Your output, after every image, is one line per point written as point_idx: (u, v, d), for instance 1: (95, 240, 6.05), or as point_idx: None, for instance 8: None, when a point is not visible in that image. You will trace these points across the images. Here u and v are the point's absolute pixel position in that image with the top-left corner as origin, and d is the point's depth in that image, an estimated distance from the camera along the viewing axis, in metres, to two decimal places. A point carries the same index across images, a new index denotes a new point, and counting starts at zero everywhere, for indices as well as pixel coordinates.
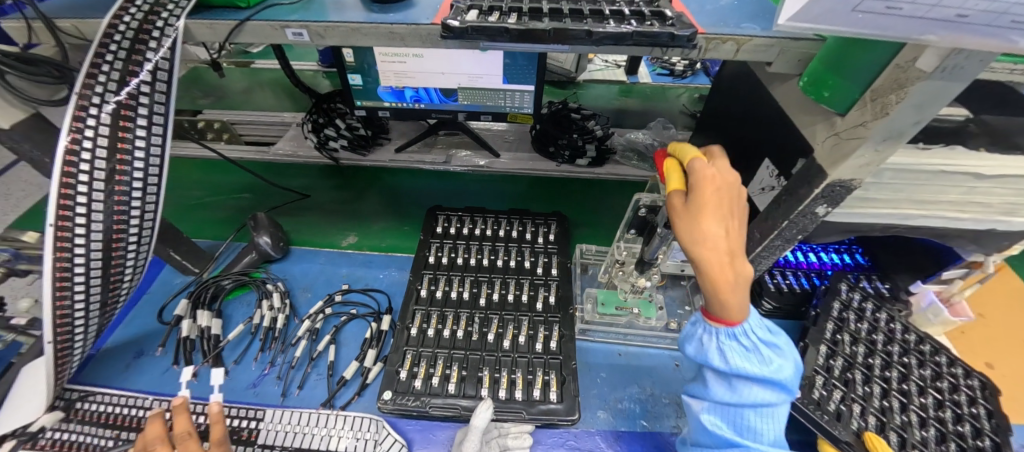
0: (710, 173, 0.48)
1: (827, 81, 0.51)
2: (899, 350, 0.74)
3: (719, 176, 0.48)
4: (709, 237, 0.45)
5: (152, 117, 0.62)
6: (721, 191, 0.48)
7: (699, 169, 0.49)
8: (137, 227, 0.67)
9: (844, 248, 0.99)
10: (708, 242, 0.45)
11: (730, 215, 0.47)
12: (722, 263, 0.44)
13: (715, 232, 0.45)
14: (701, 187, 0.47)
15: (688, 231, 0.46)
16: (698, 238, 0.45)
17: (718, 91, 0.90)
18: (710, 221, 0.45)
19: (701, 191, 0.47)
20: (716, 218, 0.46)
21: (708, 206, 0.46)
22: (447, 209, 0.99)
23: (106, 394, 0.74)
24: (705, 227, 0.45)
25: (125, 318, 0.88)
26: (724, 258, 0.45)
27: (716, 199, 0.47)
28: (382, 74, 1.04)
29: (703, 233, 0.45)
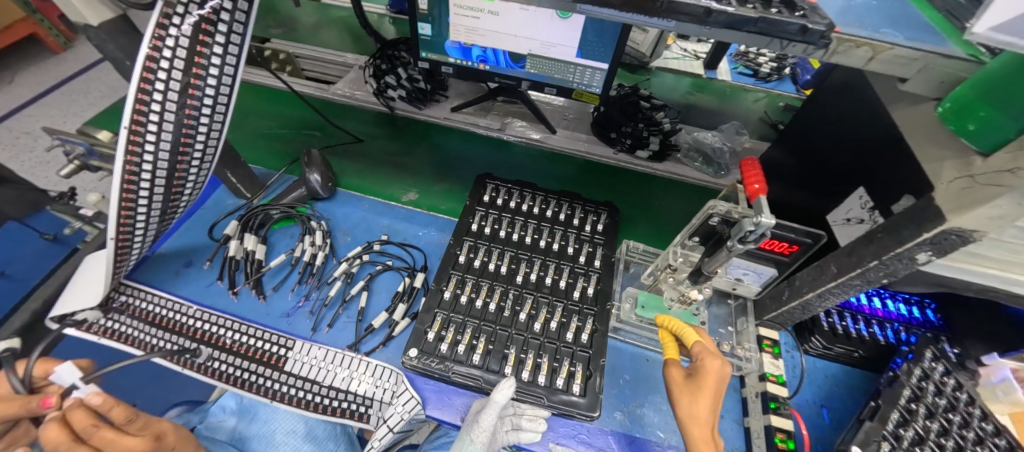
0: (715, 366, 0.61)
1: (977, 111, 0.43)
2: (963, 423, 0.67)
3: (720, 370, 0.61)
4: (699, 417, 0.57)
5: (230, 36, 0.61)
6: (718, 380, 0.61)
7: (706, 359, 0.62)
8: (202, 143, 0.68)
9: (914, 299, 0.89)
10: (698, 417, 0.58)
11: (718, 401, 0.60)
12: (706, 433, 0.57)
13: (705, 411, 0.58)
14: (705, 375, 0.60)
15: (688, 403, 0.59)
16: (695, 410, 0.58)
17: (811, 101, 0.80)
18: (703, 402, 0.58)
19: (703, 378, 0.60)
20: (709, 401, 0.59)
21: (705, 388, 0.59)
22: (497, 178, 0.96)
23: (155, 296, 0.78)
24: (701, 405, 0.58)
25: (179, 228, 0.92)
26: (708, 430, 0.57)
27: (713, 388, 0.60)
28: (453, 27, 1.00)
29: (697, 409, 0.58)
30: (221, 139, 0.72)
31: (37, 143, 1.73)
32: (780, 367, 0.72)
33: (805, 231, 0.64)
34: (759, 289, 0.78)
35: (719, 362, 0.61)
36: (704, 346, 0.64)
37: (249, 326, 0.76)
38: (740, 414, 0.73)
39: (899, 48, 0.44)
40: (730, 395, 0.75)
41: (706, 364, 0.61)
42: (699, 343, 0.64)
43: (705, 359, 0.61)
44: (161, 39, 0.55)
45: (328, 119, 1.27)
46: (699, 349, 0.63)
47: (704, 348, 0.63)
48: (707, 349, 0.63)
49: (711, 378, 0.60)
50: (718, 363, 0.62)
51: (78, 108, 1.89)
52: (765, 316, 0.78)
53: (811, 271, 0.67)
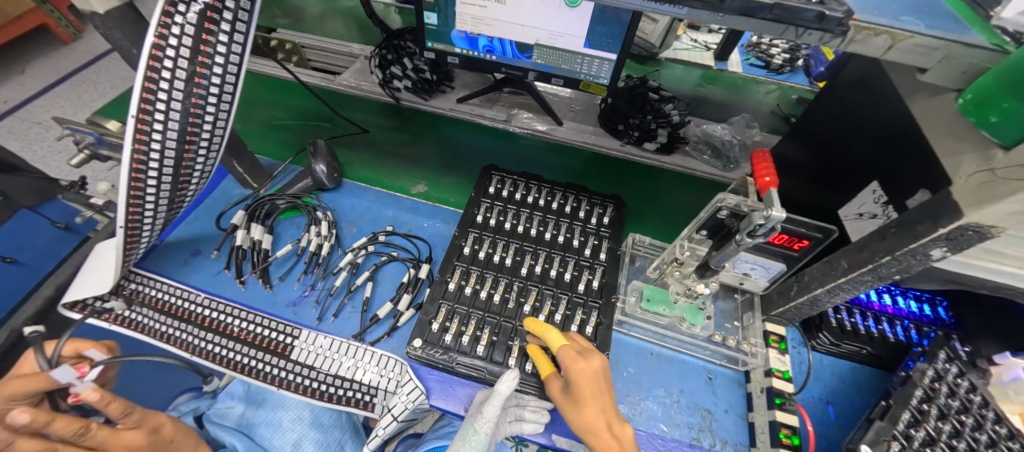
0: (583, 369, 0.61)
1: (999, 104, 0.42)
2: (973, 422, 0.66)
3: (588, 368, 0.61)
4: (593, 426, 0.58)
5: (236, 24, 0.61)
6: (594, 380, 0.61)
7: (575, 366, 0.61)
8: (209, 132, 0.68)
9: (925, 296, 0.87)
10: (592, 427, 0.58)
11: (605, 397, 0.60)
12: (607, 436, 0.58)
13: (595, 417, 0.58)
14: (579, 382, 0.60)
15: (574, 414, 0.60)
16: (586, 423, 0.59)
17: (824, 92, 0.78)
18: (588, 409, 0.59)
19: (578, 385, 0.60)
20: (593, 404, 0.59)
21: (584, 395, 0.60)
22: (503, 170, 0.96)
23: (164, 283, 0.79)
24: (586, 412, 0.59)
25: (188, 217, 0.93)
26: (608, 432, 0.58)
27: (590, 390, 0.60)
28: (459, 17, 0.99)
29: (588, 420, 0.59)
30: (227, 128, 0.72)
31: (48, 133, 1.75)
32: (786, 362, 0.71)
33: (815, 225, 0.63)
34: (767, 284, 0.78)
35: (584, 361, 0.62)
36: (566, 350, 0.63)
37: (256, 315, 0.76)
38: (744, 408, 0.73)
39: (919, 37, 0.43)
40: (735, 390, 0.75)
41: (574, 371, 0.61)
42: (562, 347, 0.64)
43: (572, 366, 0.61)
44: (167, 27, 0.54)
45: (334, 109, 1.27)
46: (564, 356, 0.63)
47: (568, 353, 0.63)
48: (573, 352, 0.63)
49: (585, 384, 0.60)
50: (585, 361, 0.62)
51: (88, 99, 1.90)
52: (772, 312, 0.78)
53: (820, 266, 0.66)
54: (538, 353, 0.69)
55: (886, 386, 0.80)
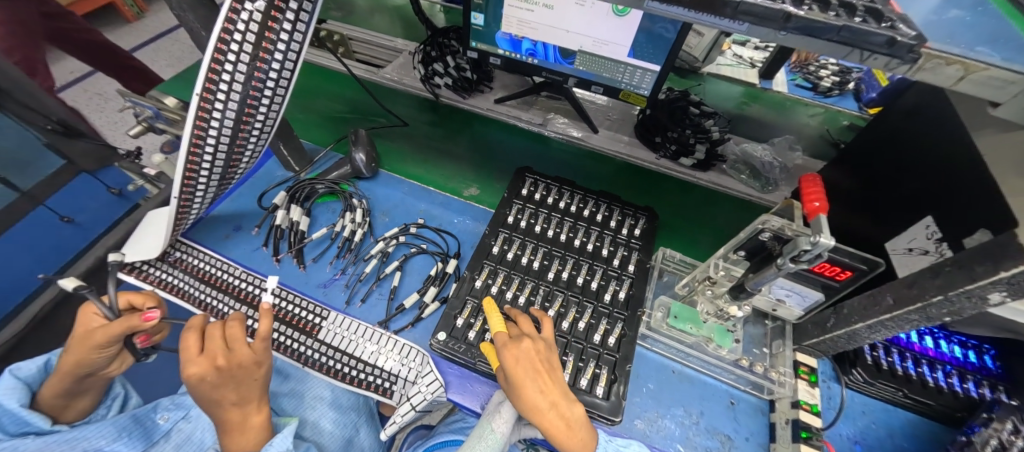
0: (515, 352, 0.62)
1: None
2: None
3: (519, 352, 0.62)
4: (535, 408, 0.59)
5: (299, 14, 0.63)
6: (529, 361, 0.62)
7: (506, 351, 0.62)
8: (263, 115, 0.71)
9: (971, 343, 0.82)
10: (534, 410, 0.59)
11: (543, 378, 0.61)
12: (550, 416, 0.59)
13: (535, 399, 0.59)
14: (512, 367, 0.61)
15: (518, 403, 0.60)
16: (528, 407, 0.59)
17: (881, 121, 0.75)
18: (526, 392, 0.60)
19: (513, 372, 0.61)
20: (532, 387, 0.60)
21: (522, 381, 0.60)
22: (537, 173, 0.96)
23: (206, 255, 0.83)
24: (527, 397, 0.59)
25: (233, 193, 0.97)
26: (551, 413, 0.59)
27: (524, 370, 0.61)
28: (506, 19, 1.00)
29: (530, 404, 0.59)
30: (279, 113, 0.75)
31: (108, 104, 1.87)
32: (816, 396, 0.69)
33: (861, 256, 0.61)
34: (801, 313, 0.75)
35: (518, 346, 0.63)
36: (501, 336, 0.64)
37: (289, 292, 0.79)
38: (766, 438, 0.71)
39: (995, 70, 0.41)
40: (758, 419, 0.73)
41: (505, 356, 0.62)
42: (499, 333, 0.65)
43: (502, 355, 0.62)
44: (237, 13, 0.57)
45: (376, 100, 1.31)
46: (498, 343, 0.64)
47: (501, 337, 0.65)
48: (507, 337, 0.65)
49: (516, 368, 0.61)
50: (518, 346, 0.63)
51: None
52: (804, 342, 0.75)
53: (863, 300, 0.63)
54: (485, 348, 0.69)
55: (921, 434, 0.76)
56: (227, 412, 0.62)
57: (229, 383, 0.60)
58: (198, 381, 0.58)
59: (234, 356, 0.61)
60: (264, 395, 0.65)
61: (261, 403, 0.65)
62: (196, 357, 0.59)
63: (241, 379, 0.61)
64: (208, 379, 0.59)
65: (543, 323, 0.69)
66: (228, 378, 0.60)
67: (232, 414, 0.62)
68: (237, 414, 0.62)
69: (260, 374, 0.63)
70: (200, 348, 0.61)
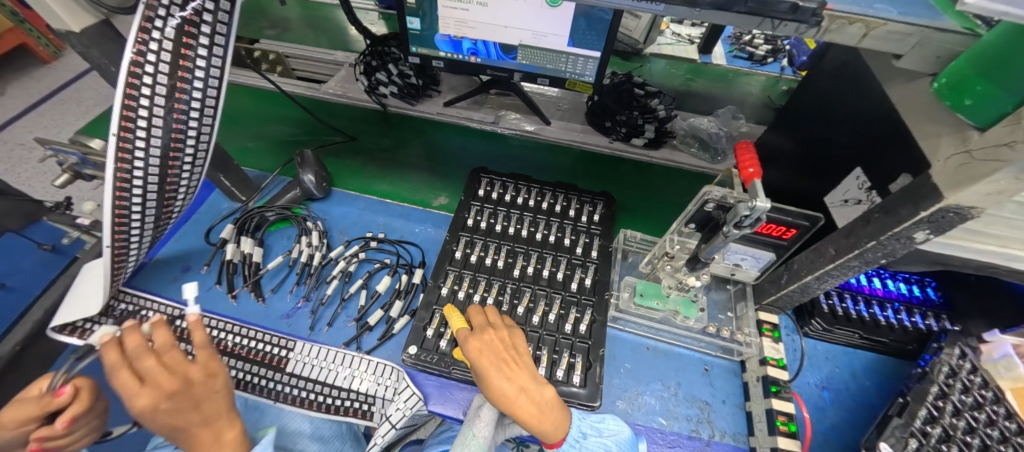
0: (477, 345, 0.63)
1: (973, 87, 0.44)
2: (971, 402, 0.68)
3: (482, 343, 0.63)
4: (505, 396, 0.58)
5: (214, 37, 0.60)
6: (493, 351, 0.63)
7: (468, 345, 0.63)
8: (193, 147, 0.68)
9: (914, 278, 0.89)
10: (504, 399, 0.58)
11: (509, 364, 0.62)
12: (521, 403, 0.59)
13: (504, 387, 0.59)
14: (477, 358, 0.61)
15: (488, 393, 0.60)
16: (499, 397, 0.59)
17: (808, 83, 0.78)
18: (493, 379, 0.59)
19: (479, 364, 0.61)
20: (499, 376, 0.60)
21: (488, 371, 0.60)
22: (492, 172, 0.95)
23: (155, 302, 0.79)
24: (495, 386, 0.59)
25: (177, 233, 0.92)
26: (521, 399, 0.59)
27: (489, 358, 0.62)
28: (442, 20, 0.99)
29: (500, 393, 0.59)
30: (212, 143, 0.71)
31: (31, 154, 1.73)
32: (780, 350, 0.72)
33: (802, 213, 0.64)
34: (757, 274, 0.78)
35: (480, 339, 0.64)
36: (462, 332, 0.65)
37: (250, 329, 0.76)
38: (742, 398, 0.74)
39: (895, 23, 0.43)
40: (732, 380, 0.75)
41: (469, 349, 0.62)
42: (461, 330, 0.66)
43: (466, 348, 0.63)
44: (145, 42, 0.54)
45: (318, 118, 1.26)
46: (462, 339, 0.64)
47: (463, 332, 0.65)
48: (468, 331, 0.65)
49: (481, 358, 0.61)
50: (480, 338, 0.64)
51: (71, 118, 1.88)
52: (764, 301, 0.78)
53: (809, 254, 0.67)
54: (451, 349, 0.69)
55: (881, 369, 0.81)
56: (194, 434, 0.57)
57: (189, 407, 0.55)
58: (150, 413, 0.53)
59: (185, 371, 0.57)
60: (232, 408, 0.61)
61: (231, 417, 0.60)
62: (139, 388, 0.53)
63: (202, 395, 0.57)
64: (161, 408, 0.54)
65: (502, 314, 0.71)
66: (185, 401, 0.55)
67: (203, 434, 0.57)
68: (208, 431, 0.58)
69: (219, 386, 0.59)
70: (139, 379, 0.54)
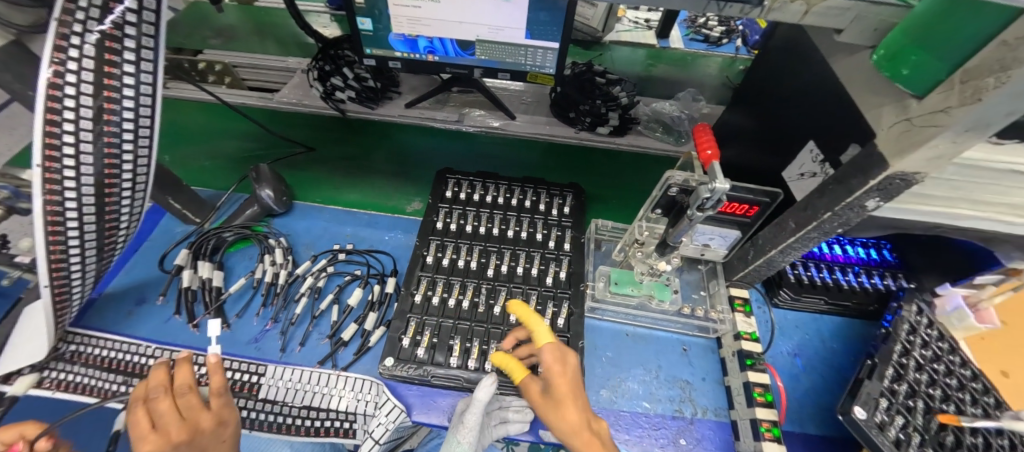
0: (564, 366, 0.61)
1: (908, 56, 0.45)
2: (931, 355, 0.73)
3: (565, 367, 0.61)
4: (574, 428, 0.55)
5: (141, 51, 0.56)
6: (573, 380, 0.60)
7: (550, 361, 0.61)
8: (131, 173, 0.63)
9: (872, 242, 0.93)
10: (573, 429, 0.55)
11: (580, 398, 0.59)
12: (588, 439, 0.54)
13: (576, 418, 0.56)
14: (559, 381, 0.59)
15: (559, 418, 0.56)
16: (567, 427, 0.55)
17: (762, 61, 0.80)
18: (571, 409, 0.57)
19: (557, 385, 0.59)
20: (573, 406, 0.57)
21: (567, 396, 0.58)
22: (458, 172, 0.94)
23: (107, 340, 0.73)
24: (568, 415, 0.56)
25: (127, 264, 0.86)
26: (589, 434, 0.55)
27: (570, 387, 0.59)
28: (394, 20, 0.95)
29: (568, 422, 0.56)
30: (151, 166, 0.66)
31: None
32: (752, 324, 0.75)
33: (761, 190, 0.65)
34: (725, 252, 0.80)
35: (563, 362, 0.61)
36: (551, 348, 0.62)
37: (216, 357, 0.72)
38: (720, 373, 0.76)
39: (832, 0, 0.43)
40: (710, 358, 0.77)
41: (554, 369, 0.60)
42: (547, 344, 0.63)
43: (550, 360, 0.61)
44: (63, 63, 0.49)
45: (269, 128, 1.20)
46: (548, 351, 0.61)
47: (552, 345, 0.63)
48: (554, 347, 0.62)
49: (564, 381, 0.59)
50: (562, 360, 0.61)
51: None
52: (734, 277, 0.80)
53: (772, 228, 0.69)
54: (504, 361, 0.64)
55: (848, 331, 0.85)
56: None
57: None
58: None
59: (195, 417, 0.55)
60: None
61: None
62: (149, 434, 0.52)
63: (209, 445, 0.54)
64: None
65: None
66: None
67: None
68: None
69: (227, 435, 0.57)
70: (152, 422, 0.54)
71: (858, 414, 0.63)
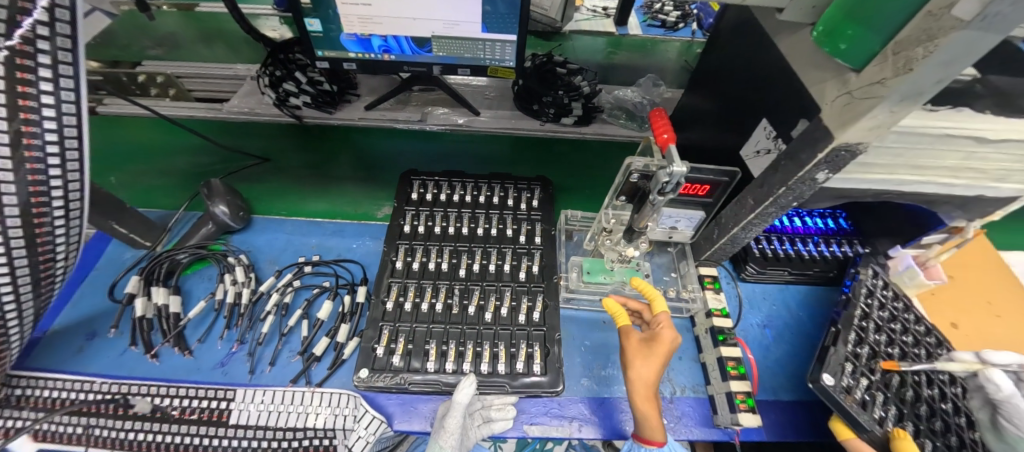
0: (670, 336, 0.64)
1: (844, 31, 0.47)
2: (888, 316, 0.77)
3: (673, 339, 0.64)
4: (646, 384, 0.61)
5: (58, 67, 0.48)
6: (672, 349, 0.63)
7: (663, 325, 0.65)
8: (63, 204, 0.55)
9: (828, 212, 0.97)
10: (645, 383, 0.61)
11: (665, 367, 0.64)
12: (649, 402, 0.60)
13: (651, 378, 0.61)
14: (660, 343, 0.63)
15: (645, 371, 0.61)
16: (643, 380, 0.61)
17: (715, 44, 0.81)
18: (655, 368, 0.61)
19: (656, 344, 0.63)
20: (657, 370, 0.62)
21: (656, 356, 0.62)
22: (423, 173, 0.92)
23: (56, 379, 0.68)
24: (648, 373, 0.61)
25: (72, 297, 0.80)
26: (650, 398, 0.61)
27: (666, 354, 0.62)
28: (345, 19, 0.92)
29: (645, 376, 0.61)
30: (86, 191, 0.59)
31: None
32: (722, 301, 0.77)
33: (719, 170, 0.67)
34: (692, 233, 0.82)
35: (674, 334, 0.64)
36: (666, 316, 0.66)
37: (181, 386, 0.68)
38: (695, 351, 0.77)
39: None
40: (685, 337, 0.79)
41: (663, 332, 0.63)
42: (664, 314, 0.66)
43: (665, 325, 0.64)
44: None
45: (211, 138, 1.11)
46: (662, 318, 0.65)
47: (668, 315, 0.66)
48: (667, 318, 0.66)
49: (666, 344, 0.62)
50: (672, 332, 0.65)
51: None
52: (703, 256, 0.82)
53: (733, 206, 0.70)
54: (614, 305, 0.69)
55: (813, 299, 0.89)
56: None
57: None
58: None
59: None
60: None
61: None
62: None
63: None
64: None
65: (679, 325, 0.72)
66: None
67: None
68: None
69: None
70: None
71: (826, 381, 0.65)
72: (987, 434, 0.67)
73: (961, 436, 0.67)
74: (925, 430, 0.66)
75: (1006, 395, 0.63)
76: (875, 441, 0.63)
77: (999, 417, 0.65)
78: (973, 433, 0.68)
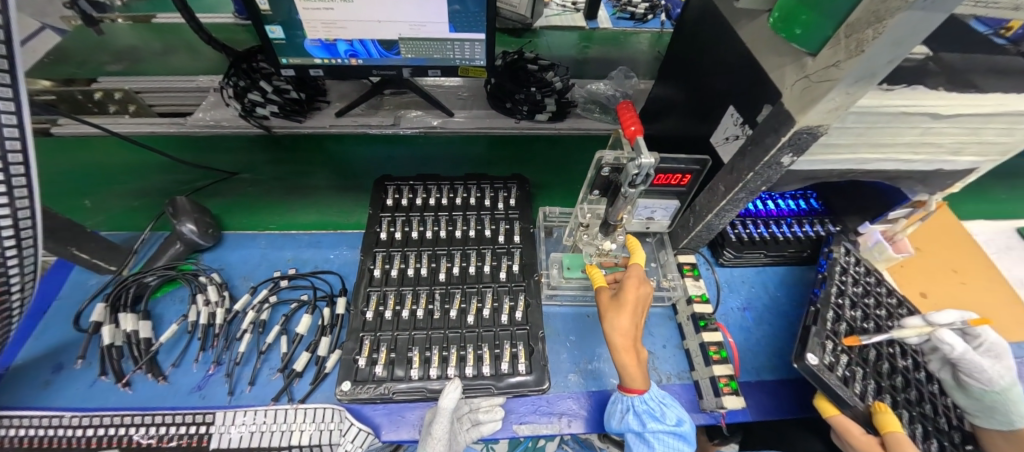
0: (637, 284, 0.68)
1: (801, 16, 0.48)
2: (861, 291, 0.80)
3: (641, 288, 0.68)
4: (621, 332, 0.63)
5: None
6: (640, 299, 0.67)
7: (631, 277, 0.69)
8: (15, 247, 0.48)
9: (799, 193, 1.00)
10: (623, 332, 0.63)
11: (639, 317, 0.66)
12: (627, 351, 0.63)
13: (625, 326, 0.64)
14: (628, 292, 0.67)
15: (619, 322, 0.64)
16: (618, 329, 0.64)
17: (681, 33, 0.81)
18: (627, 317, 0.64)
19: (626, 293, 0.67)
20: (630, 319, 0.64)
21: (627, 305, 0.65)
22: (397, 178, 0.91)
23: (20, 416, 0.65)
24: (622, 321, 0.64)
25: (34, 330, 0.77)
26: (629, 347, 0.63)
27: (636, 301, 0.66)
28: (308, 25, 0.89)
29: (621, 326, 0.64)
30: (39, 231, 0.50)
31: None
32: (701, 287, 0.78)
33: (691, 159, 0.68)
34: (669, 222, 0.83)
35: (642, 286, 0.68)
36: (636, 269, 0.70)
37: (156, 414, 0.66)
38: (679, 338, 0.78)
39: None
40: (668, 324, 0.80)
41: (629, 282, 0.68)
42: (634, 267, 0.71)
43: (632, 277, 0.69)
44: None
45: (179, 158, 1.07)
46: (632, 272, 0.70)
47: (634, 270, 0.70)
48: (637, 270, 0.71)
49: (633, 293, 0.67)
50: (638, 283, 0.69)
51: None
52: (680, 244, 0.83)
53: (704, 195, 0.72)
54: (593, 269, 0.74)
55: (789, 279, 0.91)
56: None
57: None
58: None
59: None
60: None
61: None
62: None
63: None
64: None
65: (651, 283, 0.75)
66: None
67: None
68: None
69: None
70: None
71: (810, 360, 0.66)
72: (953, 392, 0.70)
73: (934, 403, 0.70)
74: (902, 401, 0.69)
75: (961, 352, 0.67)
76: (852, 413, 0.65)
77: (963, 374, 0.68)
78: (945, 399, 0.71)
